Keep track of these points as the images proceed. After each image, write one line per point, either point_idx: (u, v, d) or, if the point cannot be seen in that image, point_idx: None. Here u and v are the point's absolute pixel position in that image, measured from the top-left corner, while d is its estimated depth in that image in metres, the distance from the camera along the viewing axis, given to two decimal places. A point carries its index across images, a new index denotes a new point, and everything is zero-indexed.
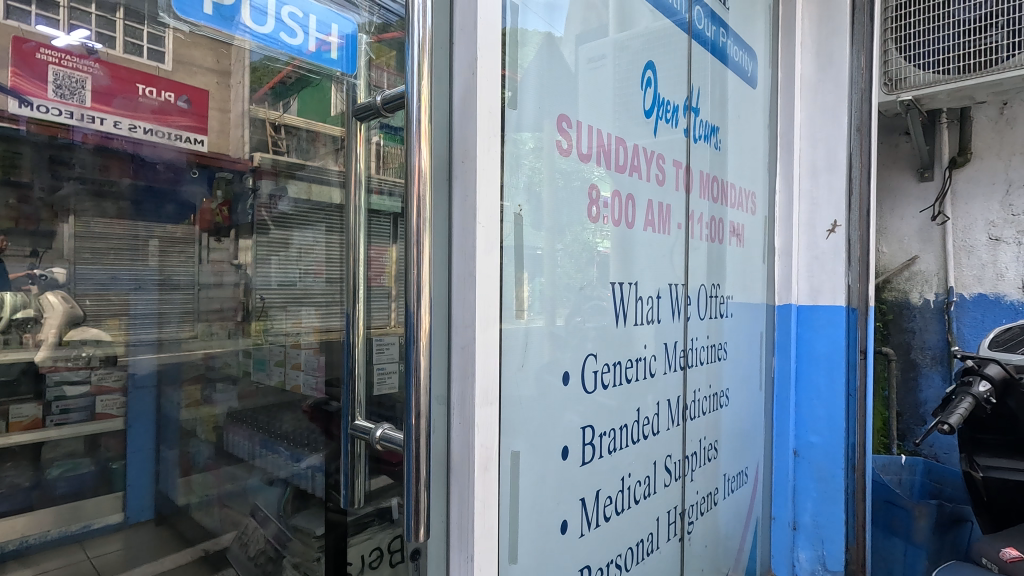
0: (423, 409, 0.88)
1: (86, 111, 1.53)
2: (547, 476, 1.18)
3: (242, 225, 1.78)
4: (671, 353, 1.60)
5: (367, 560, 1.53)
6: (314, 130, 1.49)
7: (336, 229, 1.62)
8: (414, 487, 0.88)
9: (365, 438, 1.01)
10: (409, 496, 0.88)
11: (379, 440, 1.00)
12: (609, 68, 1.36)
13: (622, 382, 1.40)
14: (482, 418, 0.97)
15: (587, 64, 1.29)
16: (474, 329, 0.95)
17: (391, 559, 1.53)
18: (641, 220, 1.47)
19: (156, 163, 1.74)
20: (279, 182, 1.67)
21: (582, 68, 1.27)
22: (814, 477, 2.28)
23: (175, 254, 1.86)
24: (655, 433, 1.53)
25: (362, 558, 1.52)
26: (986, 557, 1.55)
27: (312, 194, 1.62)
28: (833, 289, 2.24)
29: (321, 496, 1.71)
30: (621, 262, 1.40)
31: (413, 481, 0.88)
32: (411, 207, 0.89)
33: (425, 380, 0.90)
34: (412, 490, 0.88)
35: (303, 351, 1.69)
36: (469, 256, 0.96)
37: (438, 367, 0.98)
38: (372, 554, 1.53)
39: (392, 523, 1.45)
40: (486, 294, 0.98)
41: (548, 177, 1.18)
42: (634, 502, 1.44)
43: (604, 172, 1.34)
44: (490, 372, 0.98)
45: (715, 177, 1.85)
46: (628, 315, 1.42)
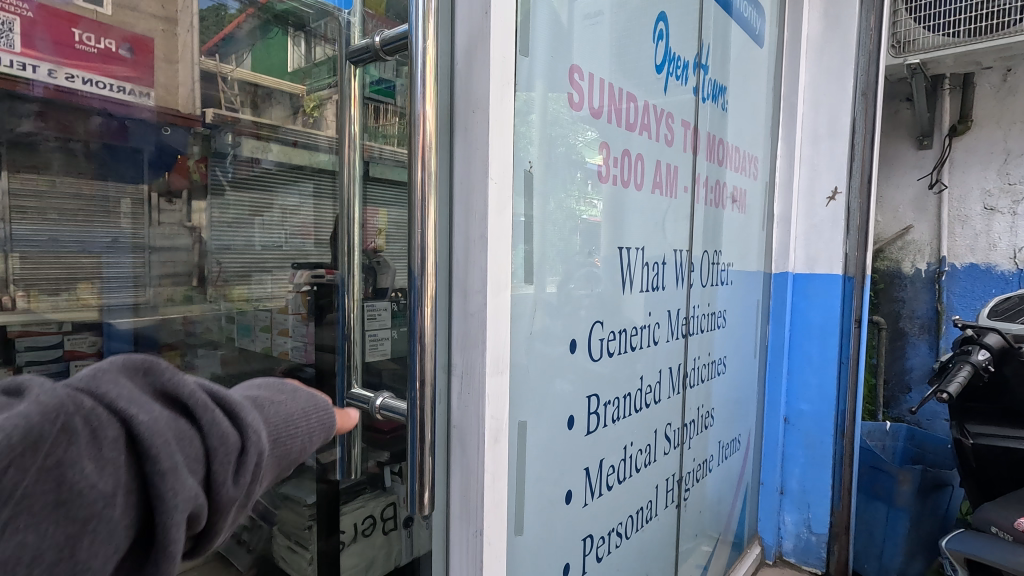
0: (428, 377, 0.82)
1: (10, 54, 0.92)
2: (553, 444, 1.15)
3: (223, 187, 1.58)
4: (674, 320, 1.56)
5: (359, 531, 1.58)
6: (271, 87, 1.32)
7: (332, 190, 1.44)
8: (418, 460, 0.82)
9: (364, 406, 0.95)
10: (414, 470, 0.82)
11: (380, 409, 0.94)
12: (606, 26, 1.24)
13: (626, 350, 1.35)
14: (492, 389, 0.89)
15: (584, 21, 1.17)
16: (484, 294, 0.87)
17: (384, 526, 1.59)
18: (649, 181, 1.42)
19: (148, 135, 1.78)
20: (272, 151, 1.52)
21: (577, 23, 1.16)
22: (802, 443, 2.30)
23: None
24: (656, 402, 1.50)
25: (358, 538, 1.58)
26: (996, 526, 1.57)
27: (286, 153, 1.38)
28: (830, 257, 2.22)
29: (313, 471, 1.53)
30: (628, 225, 1.34)
31: (418, 452, 0.83)
32: (416, 160, 0.80)
33: (431, 346, 0.83)
34: (416, 461, 0.83)
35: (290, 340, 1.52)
36: (475, 213, 0.88)
37: (443, 333, 0.90)
38: (363, 524, 1.58)
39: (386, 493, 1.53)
40: (499, 256, 0.90)
41: (539, 134, 1.08)
42: (635, 471, 1.42)
43: (593, 135, 1.21)
44: (502, 340, 0.91)
45: (718, 139, 1.79)
46: (633, 282, 1.37)
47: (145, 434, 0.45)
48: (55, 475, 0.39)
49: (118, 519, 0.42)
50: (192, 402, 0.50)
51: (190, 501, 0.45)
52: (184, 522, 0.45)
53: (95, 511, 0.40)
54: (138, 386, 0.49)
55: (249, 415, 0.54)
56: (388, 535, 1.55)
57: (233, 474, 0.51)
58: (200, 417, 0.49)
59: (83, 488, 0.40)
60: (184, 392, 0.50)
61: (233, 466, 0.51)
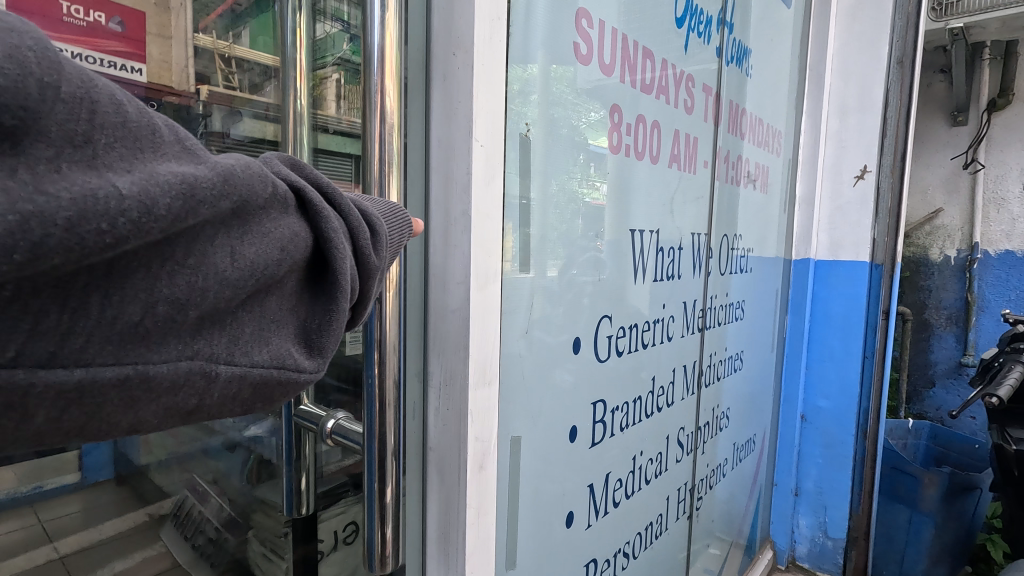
0: (391, 390, 0.63)
1: None
2: (552, 460, 0.98)
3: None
4: (690, 313, 1.38)
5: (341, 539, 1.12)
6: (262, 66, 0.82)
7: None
8: (380, 502, 0.63)
9: (312, 429, 0.70)
10: (373, 517, 0.63)
11: (330, 435, 0.69)
12: None
13: (638, 347, 1.18)
14: (478, 404, 0.72)
15: None
16: (466, 286, 0.69)
17: None
18: (666, 153, 1.23)
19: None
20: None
21: None
22: (820, 443, 2.14)
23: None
24: (669, 405, 1.33)
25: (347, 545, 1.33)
26: None
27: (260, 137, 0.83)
28: (857, 242, 2.04)
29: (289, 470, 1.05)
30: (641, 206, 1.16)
31: (379, 490, 0.64)
32: (373, 114, 0.60)
33: (395, 352, 0.65)
34: (373, 503, 0.64)
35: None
36: (456, 184, 0.69)
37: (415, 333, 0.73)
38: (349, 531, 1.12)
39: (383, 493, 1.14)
40: (485, 239, 0.71)
41: (540, 92, 0.90)
42: (645, 483, 1.26)
43: (600, 113, 1.02)
44: (490, 344, 0.73)
45: (739, 106, 1.60)
46: (646, 270, 1.19)
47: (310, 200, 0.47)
48: (259, 209, 0.41)
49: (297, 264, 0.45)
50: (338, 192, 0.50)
51: (345, 263, 0.47)
52: (344, 281, 0.47)
53: (284, 246, 0.43)
54: (297, 174, 0.49)
55: (376, 208, 0.55)
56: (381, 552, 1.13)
57: (375, 250, 0.52)
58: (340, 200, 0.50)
59: (273, 226, 0.43)
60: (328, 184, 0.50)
61: (371, 246, 0.52)
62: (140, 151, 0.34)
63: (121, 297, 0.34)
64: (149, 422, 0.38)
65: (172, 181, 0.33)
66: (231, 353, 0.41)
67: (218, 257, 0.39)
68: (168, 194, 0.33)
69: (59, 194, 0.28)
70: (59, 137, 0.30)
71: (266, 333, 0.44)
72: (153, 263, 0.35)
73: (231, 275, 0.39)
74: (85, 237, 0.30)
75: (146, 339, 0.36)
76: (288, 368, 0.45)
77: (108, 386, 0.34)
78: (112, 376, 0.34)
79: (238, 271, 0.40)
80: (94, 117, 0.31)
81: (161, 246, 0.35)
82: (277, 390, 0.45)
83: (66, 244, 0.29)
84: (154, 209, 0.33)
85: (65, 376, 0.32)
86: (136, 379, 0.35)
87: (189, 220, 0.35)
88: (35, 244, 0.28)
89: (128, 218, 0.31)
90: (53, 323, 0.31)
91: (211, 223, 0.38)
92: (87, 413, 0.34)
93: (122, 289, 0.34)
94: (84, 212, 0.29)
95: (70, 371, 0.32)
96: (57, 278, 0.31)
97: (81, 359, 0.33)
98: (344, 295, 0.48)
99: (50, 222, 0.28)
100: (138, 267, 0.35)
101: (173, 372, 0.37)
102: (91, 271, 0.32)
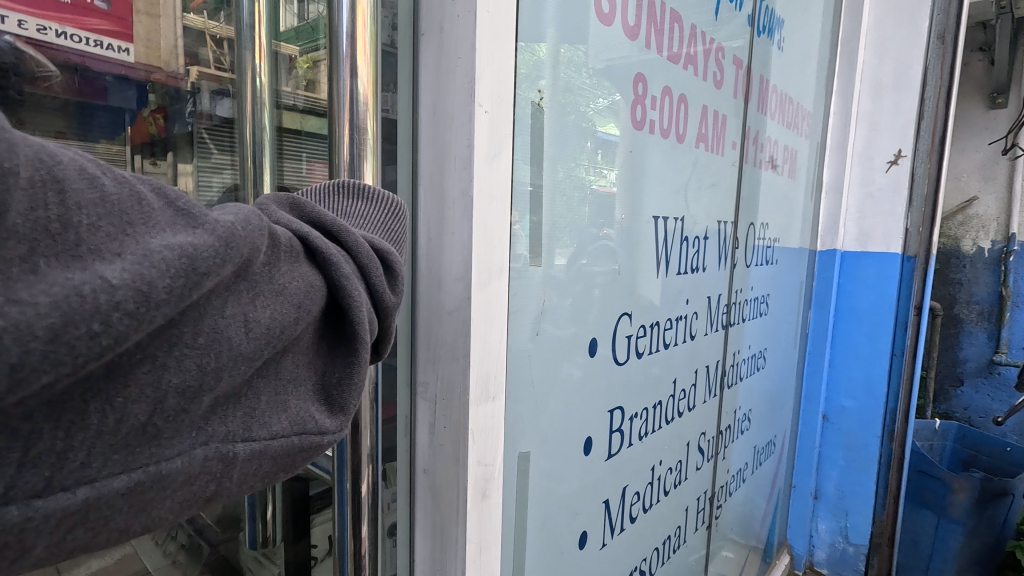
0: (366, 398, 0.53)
1: None
2: (565, 475, 0.87)
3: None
4: (714, 309, 1.27)
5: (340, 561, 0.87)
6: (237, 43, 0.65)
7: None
8: (353, 515, 0.54)
9: None
10: (345, 525, 0.54)
11: None
12: None
13: (659, 348, 1.07)
14: (482, 423, 0.60)
15: None
16: (466, 283, 0.57)
17: None
18: (693, 132, 1.11)
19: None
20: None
21: None
22: (843, 445, 2.03)
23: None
24: (690, 409, 1.22)
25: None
26: None
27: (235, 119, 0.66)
28: (888, 232, 1.90)
29: None
30: (659, 190, 1.02)
31: (352, 509, 0.54)
32: (341, 101, 0.51)
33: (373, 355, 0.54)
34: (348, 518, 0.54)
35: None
36: (453, 159, 0.57)
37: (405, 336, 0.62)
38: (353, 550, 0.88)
39: None
40: (490, 227, 0.59)
41: (555, 55, 0.77)
42: (664, 494, 1.16)
43: (605, 101, 0.87)
44: (494, 351, 0.61)
45: (767, 81, 1.47)
46: (670, 263, 1.07)
47: (315, 247, 0.42)
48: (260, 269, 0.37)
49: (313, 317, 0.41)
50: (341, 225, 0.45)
51: (363, 310, 0.43)
52: (364, 330, 0.43)
53: (298, 304, 0.39)
54: (297, 215, 0.45)
55: (381, 232, 0.50)
56: None
57: (392, 286, 0.47)
58: (347, 235, 0.45)
59: (284, 283, 0.39)
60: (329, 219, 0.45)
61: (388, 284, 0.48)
62: (129, 227, 0.31)
63: (125, 399, 0.31)
64: (165, 522, 0.34)
65: (171, 258, 0.31)
66: (250, 430, 0.37)
67: (230, 329, 0.35)
68: (167, 275, 0.31)
69: (36, 300, 0.26)
70: (32, 228, 0.27)
71: (283, 395, 0.40)
72: (157, 349, 0.32)
73: (245, 349, 0.35)
74: (77, 344, 0.27)
75: (157, 436, 0.32)
76: (314, 433, 0.41)
77: (116, 499, 0.31)
78: (121, 486, 0.31)
79: (254, 343, 0.36)
80: (66, 198, 0.29)
81: (167, 329, 0.32)
82: (307, 456, 0.42)
83: (53, 359, 0.26)
84: (151, 294, 0.30)
85: (68, 501, 0.28)
86: (148, 483, 0.32)
87: (192, 295, 0.32)
88: (15, 365, 0.25)
89: (123, 311, 0.29)
90: (47, 446, 0.28)
91: (216, 295, 0.34)
92: (94, 530, 0.30)
93: (126, 388, 0.31)
94: (70, 317, 0.27)
95: (74, 494, 0.29)
96: (53, 395, 0.28)
97: (84, 476, 0.29)
98: (365, 342, 0.44)
99: (29, 335, 0.25)
100: (143, 358, 0.31)
101: (190, 466, 0.34)
102: (91, 376, 0.29)
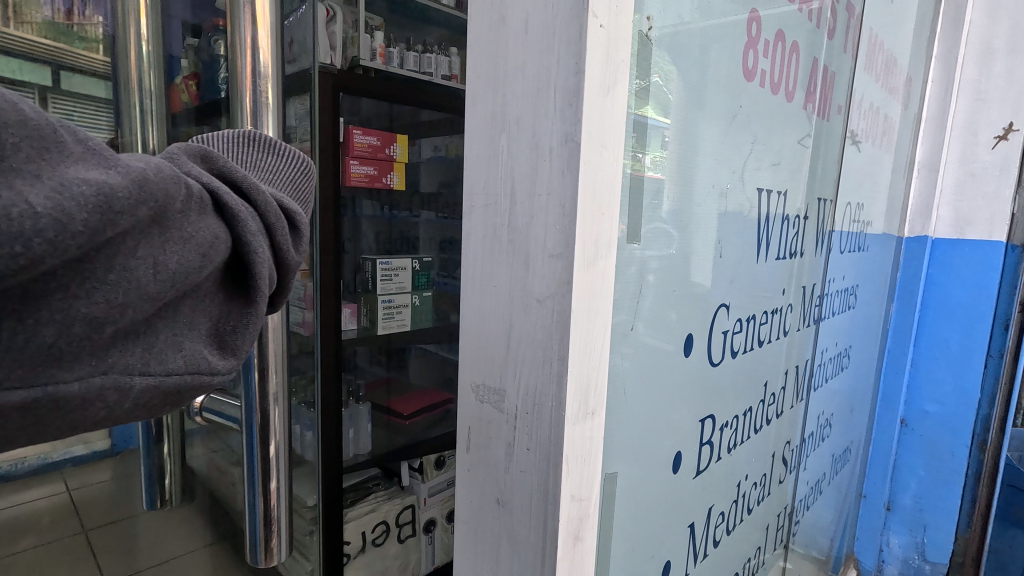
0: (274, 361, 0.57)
1: None
2: (652, 495, 0.72)
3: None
4: (808, 301, 1.09)
5: (368, 538, 1.45)
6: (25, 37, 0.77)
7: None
8: (262, 475, 0.59)
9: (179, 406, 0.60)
10: (254, 484, 0.59)
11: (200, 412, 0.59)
12: None
13: (753, 346, 0.91)
14: (580, 446, 0.46)
15: None
16: (565, 261, 0.42)
17: (396, 533, 1.52)
18: (802, 90, 0.93)
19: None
20: (447, 61, 1.51)
21: None
22: (923, 452, 1.83)
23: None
24: (778, 416, 1.06)
25: (365, 534, 1.45)
26: None
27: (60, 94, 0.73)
28: (990, 218, 1.68)
29: (358, 446, 1.48)
30: (708, 174, 0.72)
31: (261, 461, 0.59)
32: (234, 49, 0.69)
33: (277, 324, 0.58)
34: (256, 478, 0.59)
35: (419, 294, 1.48)
36: (553, 92, 0.42)
37: (476, 327, 0.49)
38: (375, 531, 1.48)
39: (403, 492, 1.57)
40: (600, 186, 0.43)
41: None
42: (748, 513, 1.01)
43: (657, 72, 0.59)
44: (593, 353, 0.45)
45: (870, 36, 1.28)
46: (770, 246, 0.90)
47: (222, 199, 0.37)
48: (176, 213, 0.33)
49: (222, 271, 0.37)
50: (255, 178, 0.41)
51: (270, 269, 0.39)
52: (269, 286, 0.39)
53: (210, 253, 0.35)
54: (204, 160, 0.40)
55: (290, 190, 0.48)
56: (400, 544, 1.52)
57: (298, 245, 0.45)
58: (260, 191, 0.40)
59: (195, 230, 0.34)
60: (243, 172, 0.40)
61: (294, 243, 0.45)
62: (34, 144, 0.27)
63: (35, 322, 0.28)
64: (49, 442, 0.31)
65: (85, 190, 0.27)
66: (148, 370, 0.33)
67: (139, 273, 0.31)
68: (83, 205, 0.27)
69: None
70: None
71: (172, 346, 0.34)
72: (66, 279, 0.28)
73: (152, 291, 0.32)
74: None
75: (58, 361, 0.29)
76: (208, 382, 0.37)
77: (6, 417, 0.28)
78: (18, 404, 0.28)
79: (162, 287, 0.32)
80: None
81: (77, 260, 0.28)
82: (189, 404, 0.37)
83: None
84: (67, 222, 0.27)
85: None
86: (44, 405, 0.29)
87: (107, 231, 0.28)
88: None
89: (40, 237, 0.26)
90: None
91: (127, 234, 0.30)
92: None
93: (36, 313, 0.28)
94: None
95: None
96: None
97: None
98: (269, 300, 0.40)
99: None
100: (54, 288, 0.28)
101: (86, 397, 0.30)
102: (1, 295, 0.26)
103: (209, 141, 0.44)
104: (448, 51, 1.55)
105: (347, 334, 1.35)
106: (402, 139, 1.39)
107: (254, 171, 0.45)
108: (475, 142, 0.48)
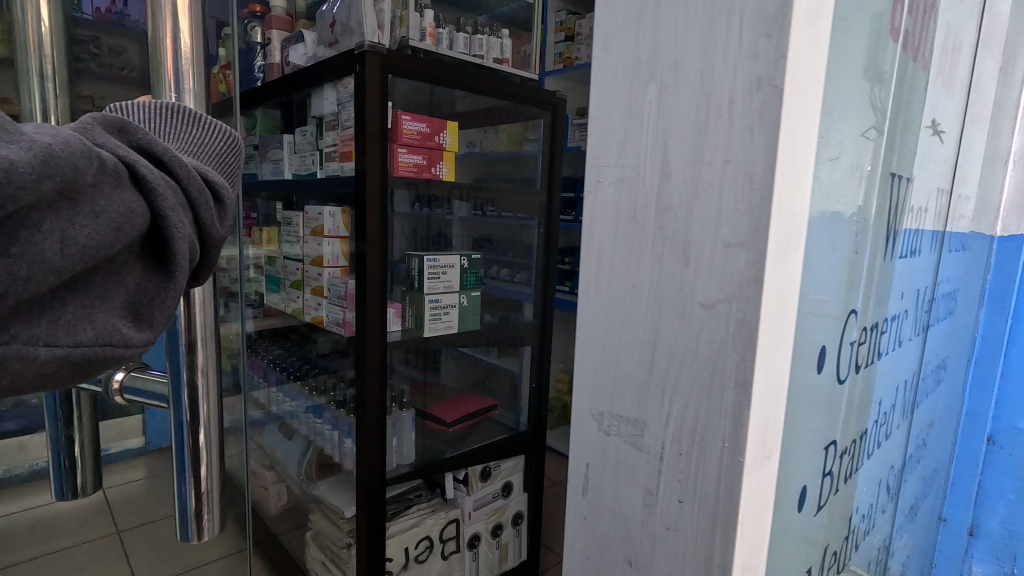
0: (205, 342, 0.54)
1: None
2: None
3: (358, 36, 1.17)
4: (921, 305, 0.95)
5: (411, 555, 1.36)
6: None
7: (554, 131, 1.52)
8: (195, 467, 0.55)
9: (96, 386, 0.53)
10: (184, 482, 0.55)
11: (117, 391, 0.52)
12: None
13: (876, 359, 0.77)
14: (753, 503, 0.34)
15: None
16: (750, 255, 0.31)
17: (441, 549, 1.43)
18: (937, 57, 0.79)
19: (257, 67, 1.70)
20: (499, 43, 1.40)
21: None
22: None
23: (252, 143, 1.66)
24: (887, 438, 0.92)
25: (409, 550, 1.36)
26: None
27: None
28: None
29: (401, 455, 1.39)
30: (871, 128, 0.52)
31: (194, 454, 0.54)
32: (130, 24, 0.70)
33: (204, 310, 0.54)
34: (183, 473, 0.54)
35: (469, 294, 1.36)
36: (737, 23, 0.31)
37: (602, 327, 0.39)
38: (418, 547, 1.38)
39: (448, 505, 1.48)
40: (796, 153, 0.32)
41: None
42: (855, 551, 0.87)
43: None
44: (778, 378, 0.34)
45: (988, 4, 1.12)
46: (898, 240, 0.76)
47: (138, 173, 0.39)
48: (87, 187, 0.35)
49: (134, 243, 0.39)
50: (175, 153, 0.42)
51: (182, 240, 0.40)
52: (180, 257, 0.41)
53: (119, 228, 0.37)
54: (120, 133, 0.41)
55: (211, 164, 0.49)
56: (443, 561, 1.42)
57: (220, 219, 0.46)
58: (179, 165, 0.42)
59: (107, 204, 0.36)
60: (161, 146, 0.41)
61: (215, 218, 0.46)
62: None
63: None
64: None
65: None
66: (54, 335, 0.35)
67: (43, 244, 0.33)
68: None
69: None
70: None
71: (87, 314, 0.37)
72: None
73: (58, 262, 0.34)
74: None
75: None
76: (118, 346, 0.39)
77: None
78: None
79: (69, 260, 0.34)
80: None
81: None
82: (101, 368, 0.39)
83: None
84: None
85: None
86: None
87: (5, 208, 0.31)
88: None
89: None
90: None
91: (33, 209, 0.33)
92: None
93: None
94: None
95: None
96: None
97: None
98: (184, 271, 0.42)
99: None
100: None
101: None
102: None
103: (127, 111, 0.47)
104: (501, 32, 1.43)
105: (391, 337, 1.27)
106: (452, 126, 1.28)
107: (178, 143, 0.47)
108: (615, 96, 0.37)
